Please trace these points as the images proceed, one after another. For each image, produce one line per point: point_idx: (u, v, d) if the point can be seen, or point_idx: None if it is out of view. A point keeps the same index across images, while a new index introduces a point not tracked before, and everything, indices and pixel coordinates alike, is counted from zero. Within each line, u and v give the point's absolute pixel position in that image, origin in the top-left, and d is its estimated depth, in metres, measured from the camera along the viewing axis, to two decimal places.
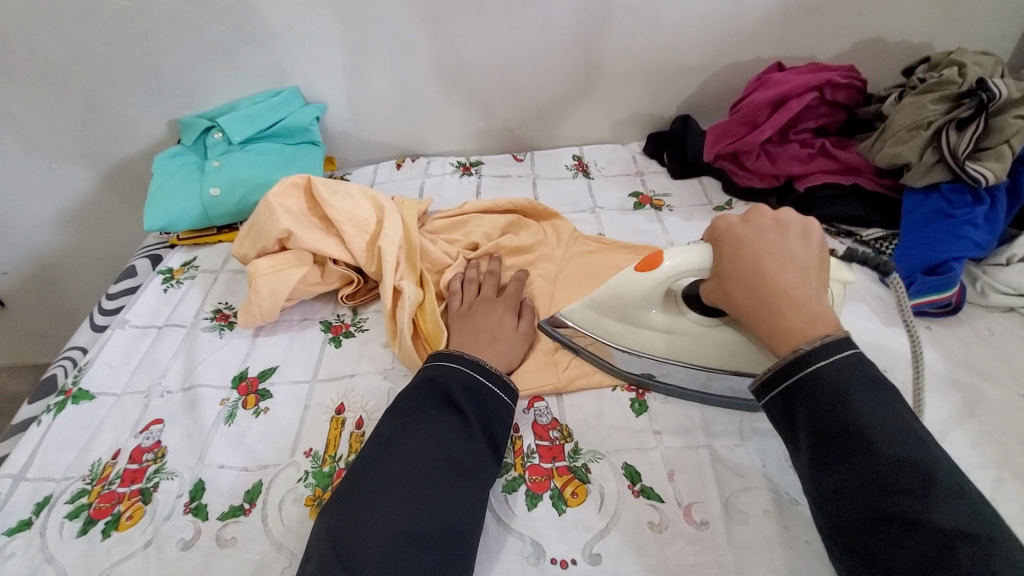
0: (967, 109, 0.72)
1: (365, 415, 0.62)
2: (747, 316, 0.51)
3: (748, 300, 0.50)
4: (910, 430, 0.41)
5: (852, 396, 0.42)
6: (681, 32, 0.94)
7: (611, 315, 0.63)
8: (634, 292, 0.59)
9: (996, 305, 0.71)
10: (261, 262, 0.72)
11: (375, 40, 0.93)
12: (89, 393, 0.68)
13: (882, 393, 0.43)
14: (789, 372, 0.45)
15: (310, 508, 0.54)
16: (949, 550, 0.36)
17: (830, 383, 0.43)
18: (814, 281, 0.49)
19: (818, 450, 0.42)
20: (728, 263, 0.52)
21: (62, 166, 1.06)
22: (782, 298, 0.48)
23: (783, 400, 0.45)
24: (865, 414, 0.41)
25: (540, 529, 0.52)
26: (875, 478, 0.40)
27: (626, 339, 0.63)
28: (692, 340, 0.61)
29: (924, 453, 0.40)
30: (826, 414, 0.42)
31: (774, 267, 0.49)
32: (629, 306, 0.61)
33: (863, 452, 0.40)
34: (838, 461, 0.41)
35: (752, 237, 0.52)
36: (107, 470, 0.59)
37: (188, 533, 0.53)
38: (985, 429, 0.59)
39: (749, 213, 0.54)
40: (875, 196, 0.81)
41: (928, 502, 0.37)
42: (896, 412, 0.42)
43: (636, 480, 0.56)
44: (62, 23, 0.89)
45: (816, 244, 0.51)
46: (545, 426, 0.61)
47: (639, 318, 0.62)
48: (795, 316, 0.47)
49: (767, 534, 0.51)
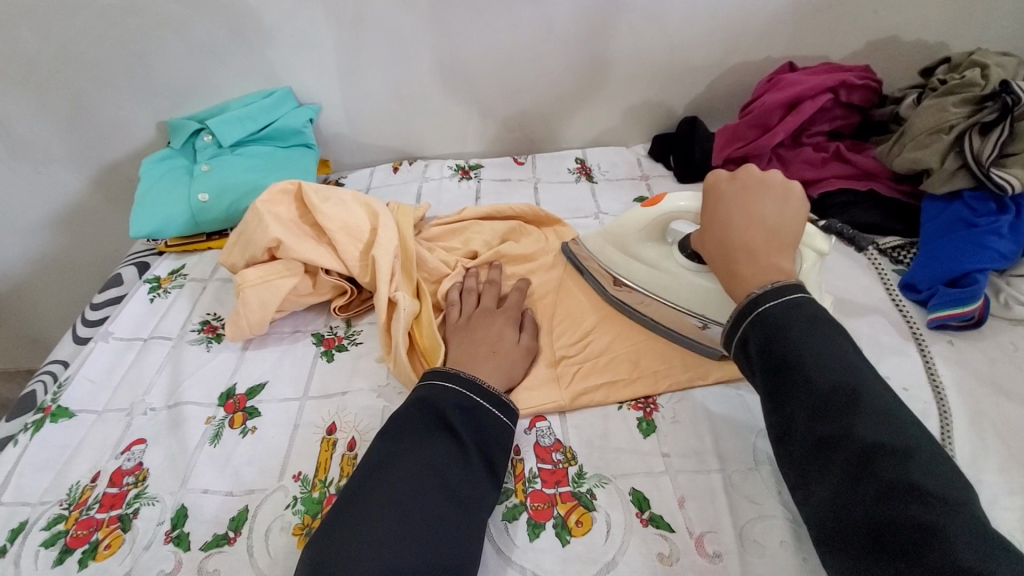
0: (990, 113, 0.69)
1: (358, 436, 0.59)
2: (713, 267, 0.53)
3: (716, 250, 0.53)
4: (844, 356, 0.42)
5: (794, 329, 0.43)
6: (688, 30, 0.91)
7: (614, 247, 0.69)
8: (634, 219, 0.65)
9: (1020, 317, 0.68)
10: (250, 272, 0.68)
11: (370, 39, 0.89)
12: (69, 410, 0.65)
13: (823, 326, 0.44)
14: (744, 315, 0.46)
15: (299, 538, 0.51)
16: (872, 465, 0.37)
17: (776, 320, 0.44)
18: (780, 238, 0.50)
19: (764, 383, 0.44)
20: (705, 217, 0.55)
21: (48, 169, 1.03)
22: (743, 249, 0.50)
23: (739, 340, 0.46)
24: (805, 345, 0.42)
25: (542, 562, 0.49)
26: (811, 404, 0.41)
27: (619, 268, 0.68)
28: (672, 279, 0.64)
29: (856, 375, 0.41)
30: (771, 349, 0.43)
31: (742, 221, 0.52)
32: (626, 237, 0.66)
33: (802, 381, 0.41)
34: (781, 391, 0.42)
35: (731, 194, 0.54)
36: (86, 494, 0.56)
37: (169, 564, 0.50)
38: (1013, 452, 0.56)
39: (738, 171, 0.55)
40: (893, 202, 0.78)
41: (854, 420, 0.39)
42: (834, 340, 0.43)
43: (644, 507, 0.52)
44: (46, 21, 0.86)
45: (793, 206, 0.52)
46: (548, 448, 0.58)
47: (632, 249, 0.67)
48: (750, 264, 0.49)
49: (785, 567, 0.48)
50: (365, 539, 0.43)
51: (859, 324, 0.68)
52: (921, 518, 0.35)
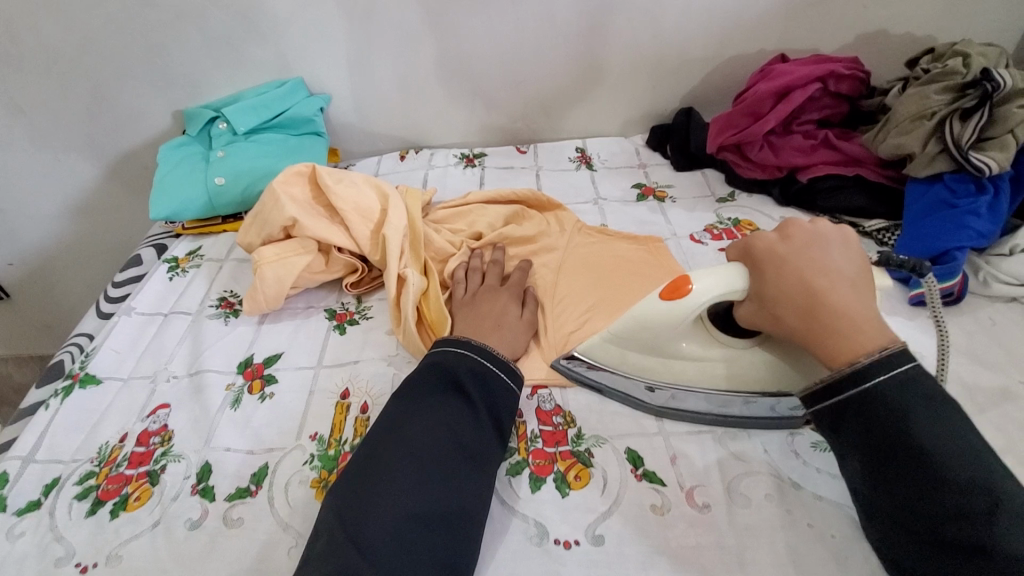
0: (970, 100, 0.73)
1: (370, 400, 0.63)
2: (801, 339, 0.49)
3: (805, 323, 0.48)
4: (975, 448, 0.41)
5: (915, 419, 0.42)
6: (685, 24, 0.94)
7: (641, 349, 0.59)
8: (662, 322, 0.55)
9: (998, 294, 0.72)
10: (266, 250, 0.72)
11: (379, 31, 0.93)
12: (95, 378, 0.68)
13: (945, 411, 0.42)
14: (844, 393, 0.45)
15: (316, 490, 0.55)
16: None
17: (890, 404, 0.43)
18: (864, 293, 0.49)
19: (876, 470, 0.43)
20: (769, 284, 0.50)
21: (67, 156, 1.07)
22: (841, 317, 0.47)
23: (840, 422, 0.45)
24: (928, 437, 0.41)
25: (543, 511, 0.53)
26: (938, 503, 0.40)
27: (659, 373, 0.59)
28: (728, 365, 0.57)
29: (990, 473, 0.40)
30: (887, 438, 0.42)
31: (827, 285, 0.48)
32: (660, 340, 0.57)
33: (928, 477, 0.40)
34: (901, 485, 0.42)
35: (796, 255, 0.50)
36: (115, 453, 0.60)
37: (196, 513, 0.53)
38: (985, 416, 0.60)
39: (785, 230, 0.52)
40: (879, 186, 0.81)
41: (995, 527, 0.38)
42: (962, 431, 0.41)
43: (638, 464, 0.56)
44: (69, 14, 0.90)
45: (856, 254, 0.51)
46: (548, 412, 0.61)
47: (670, 349, 0.58)
48: (858, 334, 0.46)
49: (768, 516, 0.51)
50: (387, 521, 0.45)
51: None
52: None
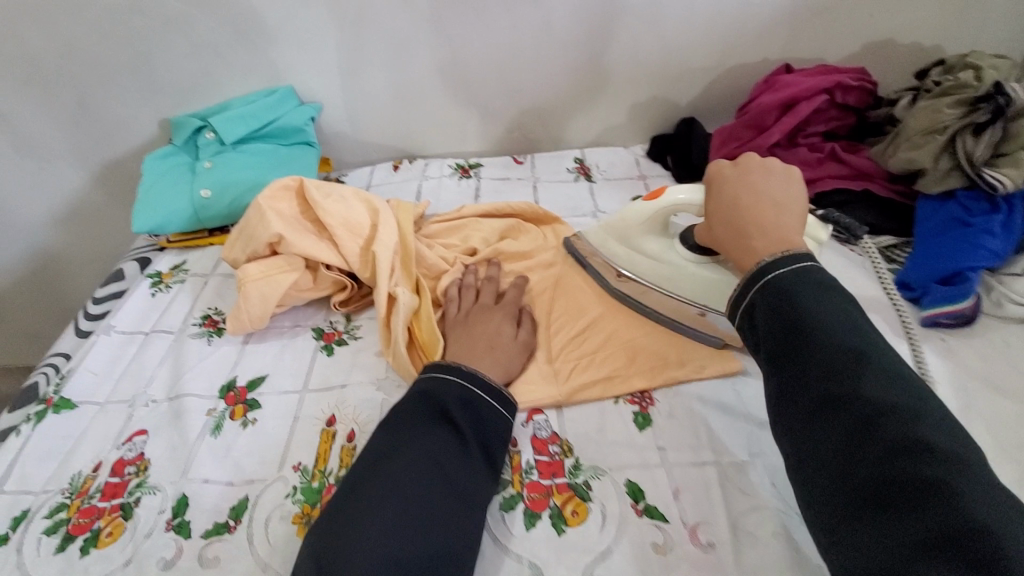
0: (983, 113, 0.70)
1: (357, 428, 0.60)
2: (727, 248, 0.53)
3: (726, 231, 0.53)
4: (854, 323, 0.42)
5: (805, 296, 0.43)
6: (686, 32, 0.92)
7: (618, 240, 0.71)
8: (638, 215, 0.68)
9: (1011, 315, 0.69)
10: (250, 267, 0.69)
11: (372, 39, 0.90)
12: (71, 401, 0.65)
13: (833, 295, 0.43)
14: (752, 282, 0.47)
15: (298, 526, 0.52)
16: (875, 424, 0.36)
17: (785, 286, 0.44)
18: (790, 214, 0.51)
19: (771, 347, 0.43)
20: (712, 203, 0.55)
21: (52, 165, 1.04)
22: (754, 226, 0.50)
23: (746, 308, 0.46)
24: (813, 309, 0.42)
25: (538, 551, 0.50)
26: (817, 364, 0.40)
27: (623, 261, 0.71)
28: (672, 270, 0.67)
29: (866, 341, 0.40)
30: (781, 314, 0.43)
31: (753, 202, 0.52)
32: (631, 230, 0.69)
33: (810, 343, 0.41)
34: (788, 354, 0.42)
35: (735, 178, 0.54)
36: (87, 484, 0.57)
37: (170, 552, 0.50)
38: (1003, 447, 0.57)
39: (739, 158, 0.56)
40: (887, 202, 0.79)
41: (862, 380, 0.38)
42: (844, 309, 0.43)
43: (639, 498, 0.53)
44: (51, 19, 0.87)
45: (795, 188, 0.53)
46: (544, 440, 0.58)
47: (636, 242, 0.69)
48: (763, 240, 0.49)
49: (776, 557, 0.48)
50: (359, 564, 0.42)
51: None
52: (926, 473, 0.33)
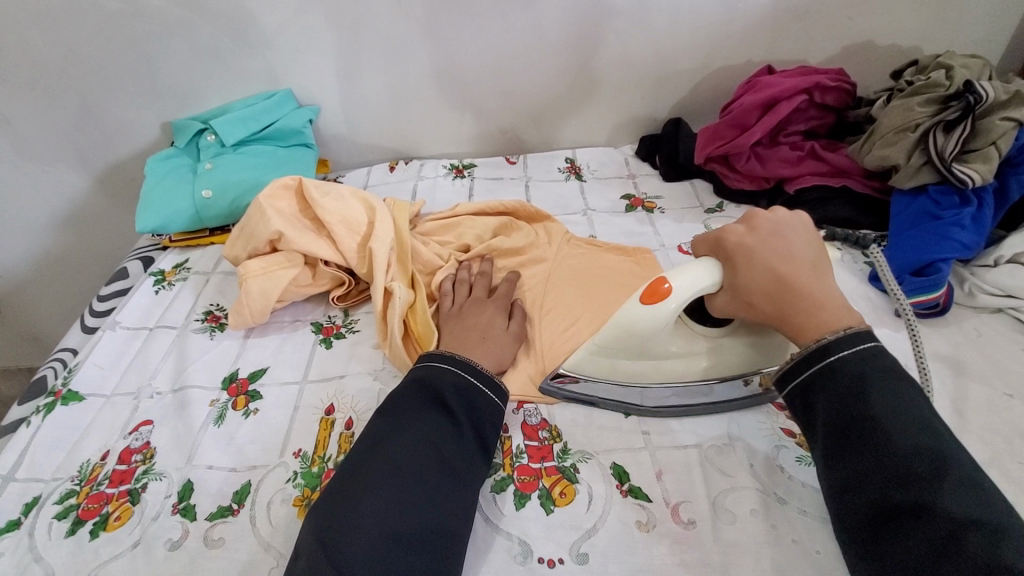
0: (953, 111, 0.73)
1: (355, 416, 0.62)
2: (774, 321, 0.51)
3: (773, 308, 0.51)
4: (922, 418, 0.42)
5: (871, 387, 0.43)
6: (673, 35, 0.95)
7: (628, 354, 0.60)
8: (650, 331, 0.56)
9: (983, 306, 0.72)
10: (252, 264, 0.72)
11: (368, 43, 0.93)
12: (78, 394, 0.68)
13: (899, 384, 0.44)
14: (809, 363, 0.46)
15: (299, 508, 0.54)
16: (955, 539, 0.36)
17: (850, 375, 0.44)
18: (827, 278, 0.52)
19: (834, 439, 0.44)
20: (742, 272, 0.52)
21: (55, 168, 1.06)
22: (807, 300, 0.49)
23: (799, 390, 0.47)
24: (882, 406, 0.42)
25: (528, 529, 0.52)
26: (886, 467, 0.41)
27: (648, 375, 0.61)
28: (710, 356, 0.60)
29: (939, 444, 0.40)
30: (846, 406, 0.43)
31: (792, 273, 0.51)
32: (647, 342, 0.58)
33: (879, 442, 0.41)
34: (853, 452, 0.42)
35: (762, 245, 0.52)
36: (96, 471, 0.59)
37: (176, 533, 0.53)
38: (971, 428, 0.59)
39: (750, 223, 0.55)
40: (864, 197, 0.82)
41: (938, 490, 0.38)
42: (910, 401, 0.43)
43: (624, 480, 0.56)
44: (57, 25, 0.89)
45: (814, 240, 0.54)
46: (534, 426, 0.61)
47: (655, 350, 0.59)
48: (823, 311, 0.48)
49: (753, 533, 0.51)
50: (358, 537, 0.45)
51: None
52: None
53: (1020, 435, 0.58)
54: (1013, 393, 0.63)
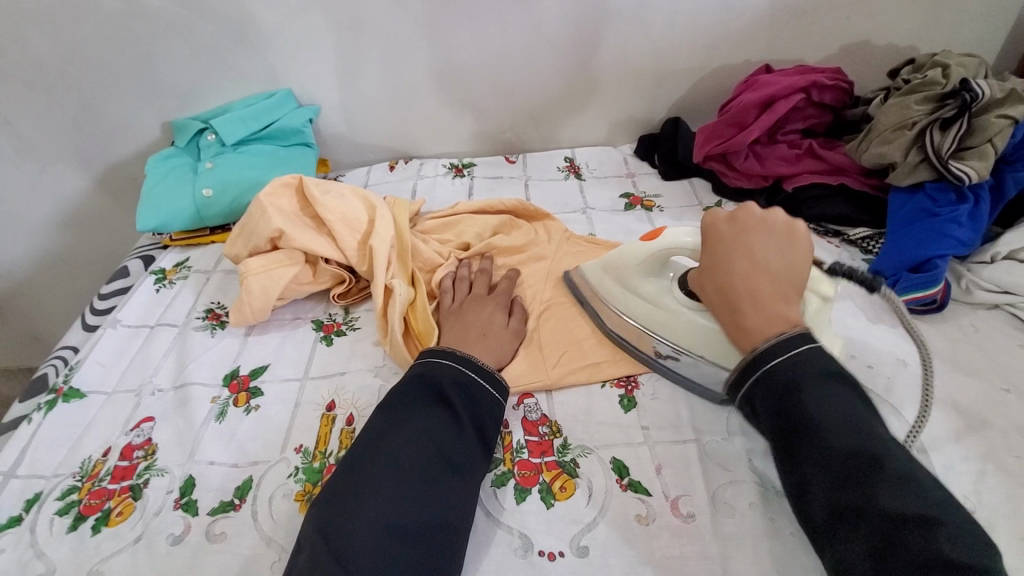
0: (950, 109, 0.74)
1: (356, 412, 0.62)
2: (718, 313, 0.55)
3: (717, 296, 0.54)
4: (858, 417, 0.43)
5: (807, 388, 0.45)
6: (671, 35, 0.95)
7: (613, 281, 0.68)
8: (634, 256, 0.66)
9: (980, 302, 0.73)
10: (253, 261, 0.72)
11: (368, 42, 0.94)
12: (80, 391, 0.68)
13: (835, 386, 0.45)
14: (749, 369, 0.49)
15: (300, 503, 0.54)
16: (897, 537, 0.37)
17: (784, 380, 0.46)
18: (787, 286, 0.52)
19: (780, 444, 0.45)
20: (707, 259, 0.56)
21: (55, 168, 1.06)
22: (747, 296, 0.52)
23: (748, 393, 0.48)
24: (818, 407, 0.44)
25: (528, 523, 0.53)
26: (827, 468, 0.42)
27: (617, 305, 0.68)
28: (667, 315, 0.63)
29: (874, 441, 0.42)
30: (789, 409, 0.45)
31: (747, 271, 0.53)
32: (627, 271, 0.67)
33: (817, 445, 0.42)
34: (796, 454, 0.44)
35: (732, 239, 0.55)
36: (97, 467, 0.59)
37: (178, 528, 0.53)
38: (967, 421, 0.60)
39: (738, 214, 0.56)
40: (862, 195, 0.83)
41: (877, 487, 0.39)
42: (849, 402, 0.44)
43: (624, 474, 0.56)
44: (57, 26, 0.90)
45: (796, 249, 0.54)
46: (535, 422, 0.61)
47: (632, 284, 0.67)
48: (758, 315, 0.50)
49: (753, 526, 0.51)
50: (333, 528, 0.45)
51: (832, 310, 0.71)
52: None
53: (1017, 430, 0.59)
54: (1010, 387, 0.63)
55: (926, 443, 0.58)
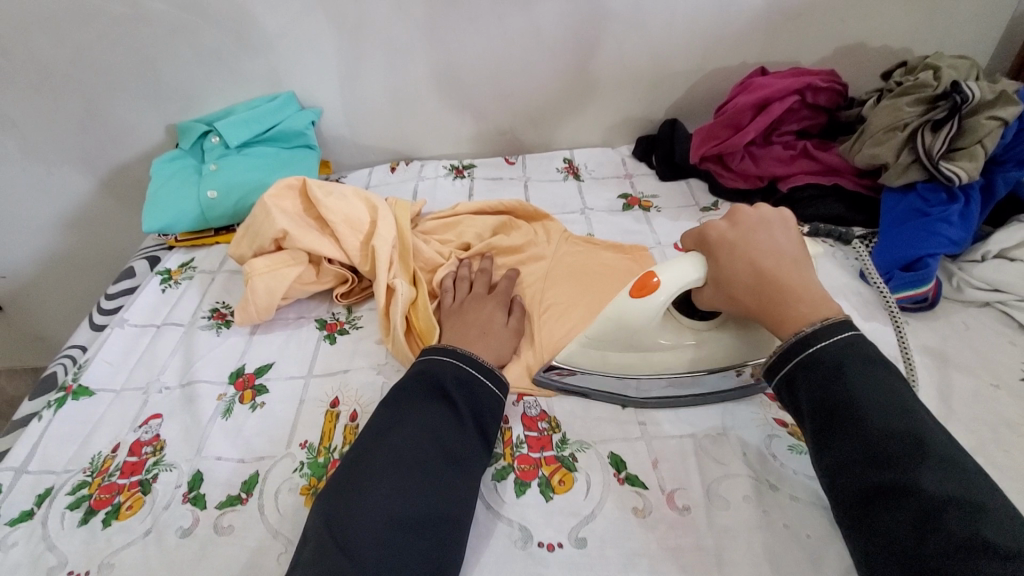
0: (941, 111, 0.75)
1: (359, 409, 0.64)
2: (757, 314, 0.53)
3: (754, 298, 0.53)
4: (901, 401, 0.44)
5: (852, 372, 0.46)
6: (668, 37, 0.97)
7: (619, 346, 0.61)
8: (638, 320, 0.58)
9: (971, 300, 0.74)
10: (257, 262, 0.73)
11: (370, 46, 0.95)
12: (89, 389, 0.70)
13: (878, 370, 0.46)
14: (792, 355, 0.49)
15: (305, 497, 0.56)
16: (937, 517, 0.39)
17: (828, 362, 0.47)
18: (808, 270, 0.54)
19: (819, 424, 0.46)
20: (725, 267, 0.54)
21: (61, 170, 1.08)
22: (785, 288, 0.52)
23: (788, 379, 0.49)
24: (860, 390, 0.45)
25: (528, 515, 0.54)
26: (867, 450, 0.43)
27: (637, 367, 0.62)
28: (701, 348, 0.61)
29: (917, 424, 0.43)
30: (830, 392, 0.46)
31: (774, 266, 0.53)
32: (637, 333, 0.59)
33: (858, 426, 0.44)
34: (835, 434, 0.45)
35: (746, 238, 0.55)
36: (107, 463, 0.61)
37: (186, 521, 0.54)
38: (957, 416, 0.61)
39: (736, 215, 0.57)
40: (855, 195, 0.84)
41: (919, 468, 0.40)
42: (891, 387, 0.45)
43: (621, 468, 0.57)
44: (64, 30, 0.91)
45: (796, 237, 0.57)
46: (534, 418, 0.63)
47: (647, 343, 0.61)
48: (803, 305, 0.50)
49: (747, 518, 0.53)
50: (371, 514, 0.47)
51: None
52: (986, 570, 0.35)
53: (1005, 425, 0.60)
54: (999, 383, 0.64)
55: None
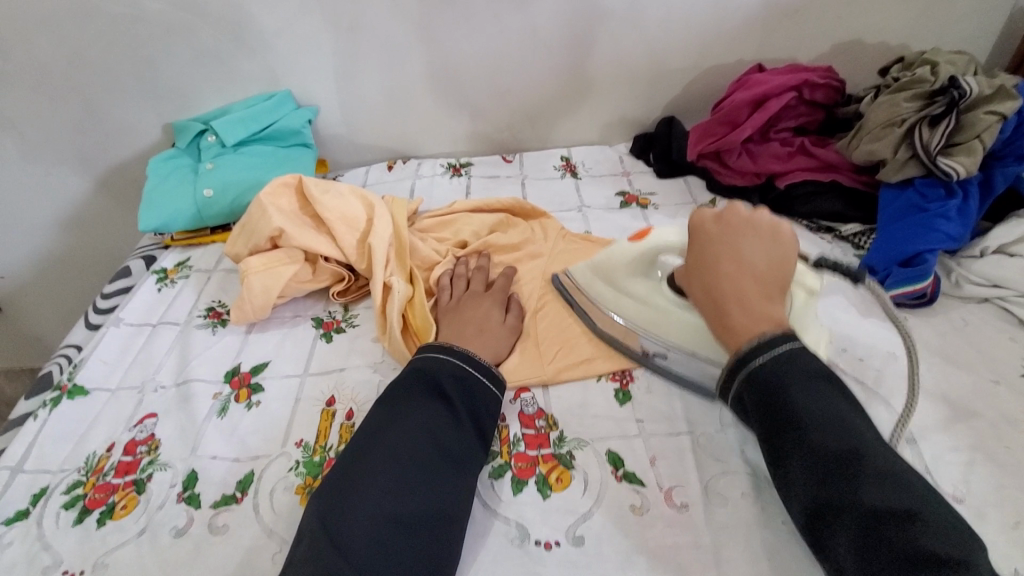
0: (939, 106, 0.74)
1: (355, 407, 0.63)
2: (704, 310, 0.56)
3: (704, 294, 0.56)
4: (838, 413, 0.44)
5: (790, 387, 0.46)
6: (666, 35, 0.97)
7: (603, 282, 0.70)
8: (622, 257, 0.69)
9: (970, 296, 0.74)
10: (253, 260, 0.73)
11: (367, 44, 0.95)
12: (84, 388, 0.69)
13: (818, 383, 0.46)
14: (735, 370, 0.50)
15: (301, 496, 0.55)
16: (876, 530, 0.39)
17: (768, 377, 0.47)
18: (772, 287, 0.53)
19: (767, 441, 0.46)
20: (693, 257, 0.58)
21: (57, 171, 1.08)
22: (733, 296, 0.53)
23: (736, 394, 0.49)
24: (799, 404, 0.45)
25: (525, 513, 0.54)
26: (810, 465, 0.43)
27: (607, 304, 0.69)
28: (660, 313, 0.65)
29: (853, 436, 0.43)
30: (773, 408, 0.46)
31: (734, 270, 0.54)
32: (616, 272, 0.69)
33: (799, 440, 0.44)
34: (783, 450, 0.45)
35: (720, 238, 0.57)
36: (102, 462, 0.60)
37: (181, 521, 0.54)
38: (956, 412, 0.61)
39: (725, 214, 0.58)
40: (854, 191, 0.84)
41: (857, 482, 0.40)
42: (830, 400, 0.45)
43: (619, 466, 0.57)
44: (60, 30, 0.91)
45: (779, 252, 0.56)
46: (531, 416, 0.62)
47: (621, 284, 0.69)
48: (742, 316, 0.51)
49: (745, 515, 0.52)
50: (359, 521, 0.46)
51: (824, 305, 0.72)
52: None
53: (1005, 420, 0.60)
54: (999, 379, 0.64)
55: (915, 434, 0.59)
